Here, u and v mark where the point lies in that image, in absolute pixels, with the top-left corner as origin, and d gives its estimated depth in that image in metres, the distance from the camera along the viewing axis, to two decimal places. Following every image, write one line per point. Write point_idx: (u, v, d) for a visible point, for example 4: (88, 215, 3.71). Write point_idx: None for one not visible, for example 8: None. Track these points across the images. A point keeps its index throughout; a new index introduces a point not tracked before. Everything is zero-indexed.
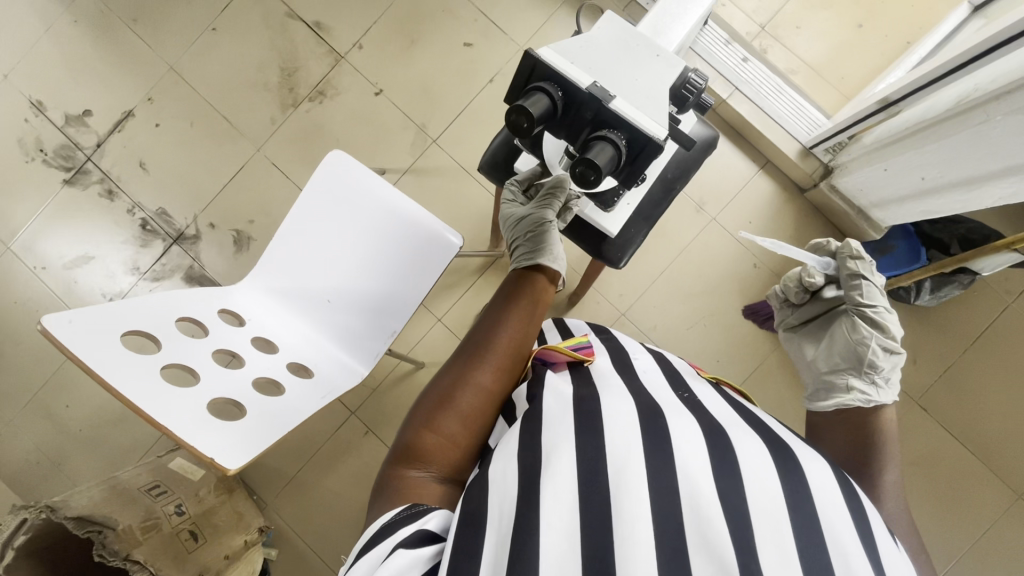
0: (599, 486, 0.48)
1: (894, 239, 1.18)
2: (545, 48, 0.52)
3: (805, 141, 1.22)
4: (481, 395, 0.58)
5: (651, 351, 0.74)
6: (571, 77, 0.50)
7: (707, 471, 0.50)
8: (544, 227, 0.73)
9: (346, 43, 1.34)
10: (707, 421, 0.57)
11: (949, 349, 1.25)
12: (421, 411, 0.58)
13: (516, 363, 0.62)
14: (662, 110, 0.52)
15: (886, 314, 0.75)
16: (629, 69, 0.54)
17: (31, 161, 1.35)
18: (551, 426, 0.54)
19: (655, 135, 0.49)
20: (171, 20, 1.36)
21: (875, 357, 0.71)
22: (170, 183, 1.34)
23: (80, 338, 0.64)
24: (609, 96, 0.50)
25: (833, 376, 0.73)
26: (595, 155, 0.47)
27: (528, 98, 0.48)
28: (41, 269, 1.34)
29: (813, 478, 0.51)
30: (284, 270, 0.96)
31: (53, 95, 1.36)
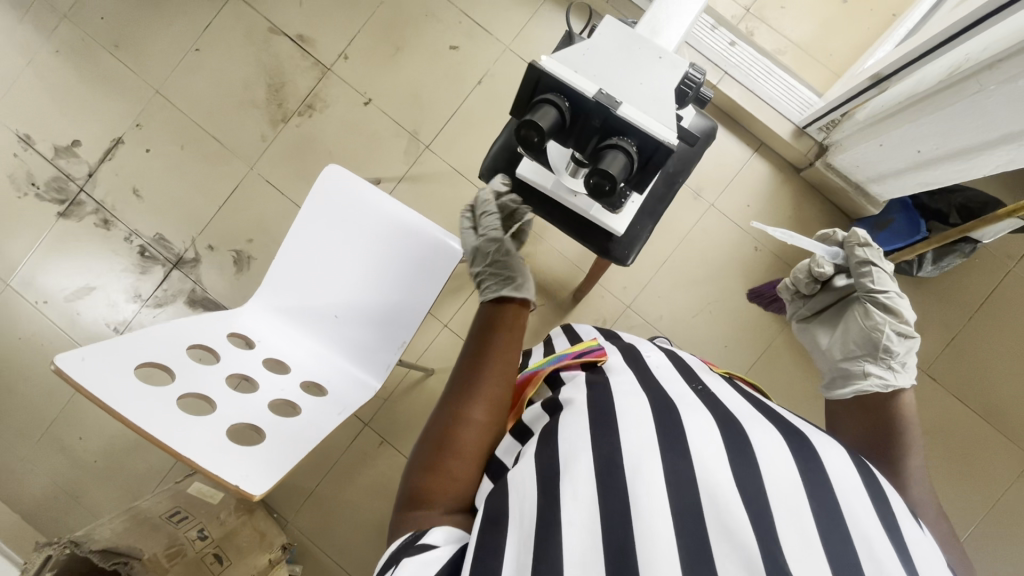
0: (617, 482, 0.49)
1: (891, 213, 1.19)
2: (549, 59, 0.54)
3: (798, 121, 1.22)
4: (476, 426, 0.56)
5: (661, 347, 0.74)
6: (577, 87, 0.52)
7: (724, 460, 0.50)
8: (506, 256, 0.71)
9: (331, 55, 1.33)
10: (721, 413, 0.57)
11: (956, 318, 1.26)
12: (421, 458, 0.56)
13: (508, 385, 0.60)
14: (668, 111, 0.54)
15: (898, 299, 0.75)
16: (632, 72, 0.55)
17: (24, 195, 1.35)
18: (566, 426, 0.54)
19: (664, 142, 0.51)
20: (153, 43, 1.35)
21: (890, 342, 0.72)
22: (166, 208, 1.34)
23: (95, 375, 0.63)
24: (616, 103, 0.52)
25: (849, 363, 0.74)
26: (606, 165, 0.50)
27: (537, 111, 0.51)
28: (43, 303, 1.33)
29: (830, 463, 0.52)
30: (290, 289, 0.96)
31: (40, 128, 1.35)
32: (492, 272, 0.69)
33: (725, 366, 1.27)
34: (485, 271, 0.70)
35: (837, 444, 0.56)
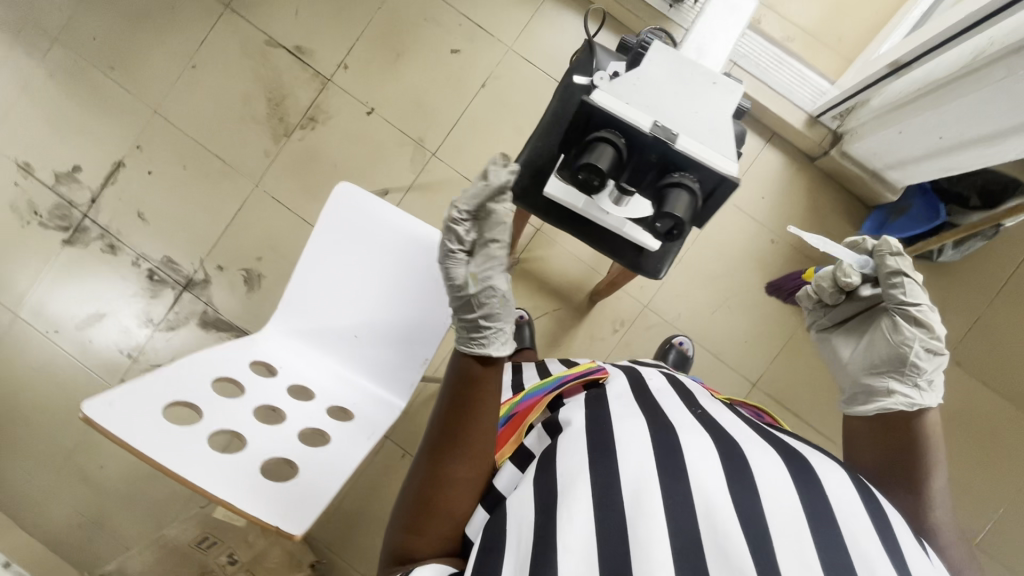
0: (614, 507, 0.50)
1: (910, 198, 1.18)
2: (601, 92, 0.55)
3: (812, 110, 1.20)
4: (458, 484, 0.57)
5: (665, 374, 0.76)
6: (633, 123, 0.53)
7: (721, 485, 0.50)
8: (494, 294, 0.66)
9: (330, 65, 1.30)
10: (721, 437, 0.57)
11: (977, 301, 1.24)
12: (405, 510, 0.58)
13: (490, 438, 0.58)
14: (725, 140, 0.55)
15: (929, 313, 0.71)
16: (688, 101, 0.57)
17: (28, 224, 1.33)
18: (564, 453, 0.55)
19: (726, 175, 0.52)
20: (148, 62, 1.32)
21: (920, 361, 0.69)
22: (172, 230, 1.32)
23: (125, 420, 0.63)
24: (674, 137, 0.53)
25: (874, 379, 0.72)
26: (671, 203, 0.51)
27: (595, 152, 0.51)
28: (53, 333, 1.32)
29: (830, 486, 0.53)
30: (309, 311, 0.95)
31: (39, 155, 1.32)
32: (485, 322, 0.63)
33: (745, 360, 1.26)
34: (477, 319, 0.63)
35: (839, 467, 0.57)
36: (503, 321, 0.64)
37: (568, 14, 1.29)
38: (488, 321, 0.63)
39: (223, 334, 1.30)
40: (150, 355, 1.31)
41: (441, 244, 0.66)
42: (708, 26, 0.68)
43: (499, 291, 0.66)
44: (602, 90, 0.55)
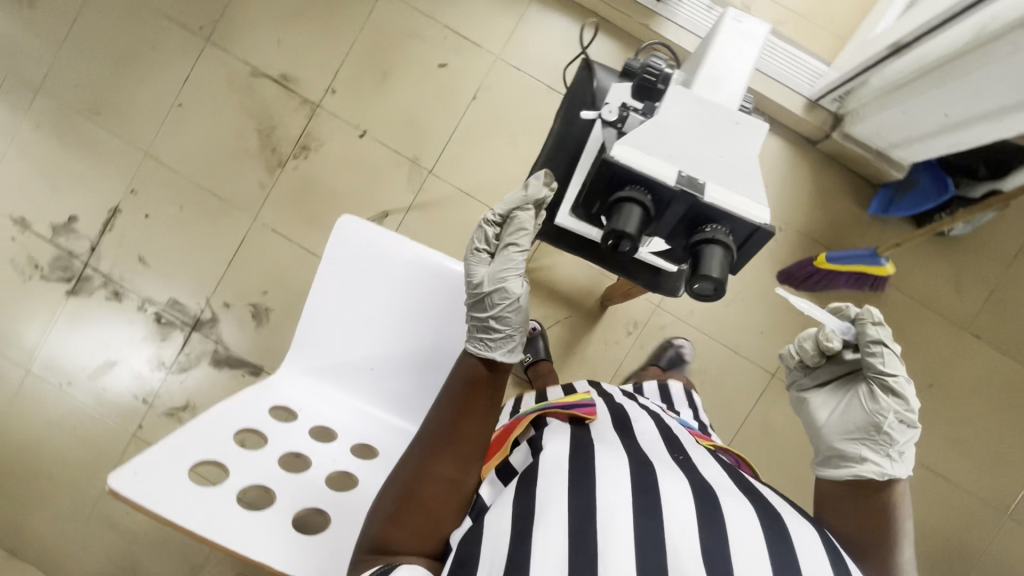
0: (588, 532, 0.52)
1: (916, 174, 1.16)
2: (621, 144, 0.52)
3: (810, 94, 1.18)
4: (442, 483, 0.60)
5: (651, 416, 0.78)
6: (659, 177, 0.50)
7: (692, 529, 0.53)
8: (507, 297, 0.69)
9: (318, 91, 1.29)
10: (699, 482, 0.60)
11: (991, 272, 1.23)
12: (387, 505, 0.61)
13: (477, 444, 0.63)
14: (755, 183, 0.53)
15: (907, 388, 0.71)
16: (710, 145, 0.55)
17: (31, 278, 1.32)
18: (545, 477, 0.57)
19: (758, 225, 0.50)
20: (134, 104, 1.30)
21: (893, 433, 0.69)
22: (176, 271, 1.31)
23: (153, 488, 0.63)
24: (701, 188, 0.51)
25: (845, 444, 0.72)
26: (707, 262, 0.48)
27: (622, 216, 0.49)
28: (67, 385, 1.32)
29: (799, 539, 0.56)
30: (324, 349, 0.93)
31: (34, 208, 1.31)
32: (494, 320, 0.68)
33: (760, 352, 1.25)
34: (488, 316, 0.68)
35: (807, 523, 0.60)
36: (510, 322, 0.68)
37: (553, 18, 1.27)
38: (497, 320, 0.68)
39: (236, 371, 1.30)
40: (166, 398, 1.30)
41: (469, 242, 0.76)
42: (722, 57, 0.63)
43: (512, 295, 0.69)
44: (625, 139, 0.53)
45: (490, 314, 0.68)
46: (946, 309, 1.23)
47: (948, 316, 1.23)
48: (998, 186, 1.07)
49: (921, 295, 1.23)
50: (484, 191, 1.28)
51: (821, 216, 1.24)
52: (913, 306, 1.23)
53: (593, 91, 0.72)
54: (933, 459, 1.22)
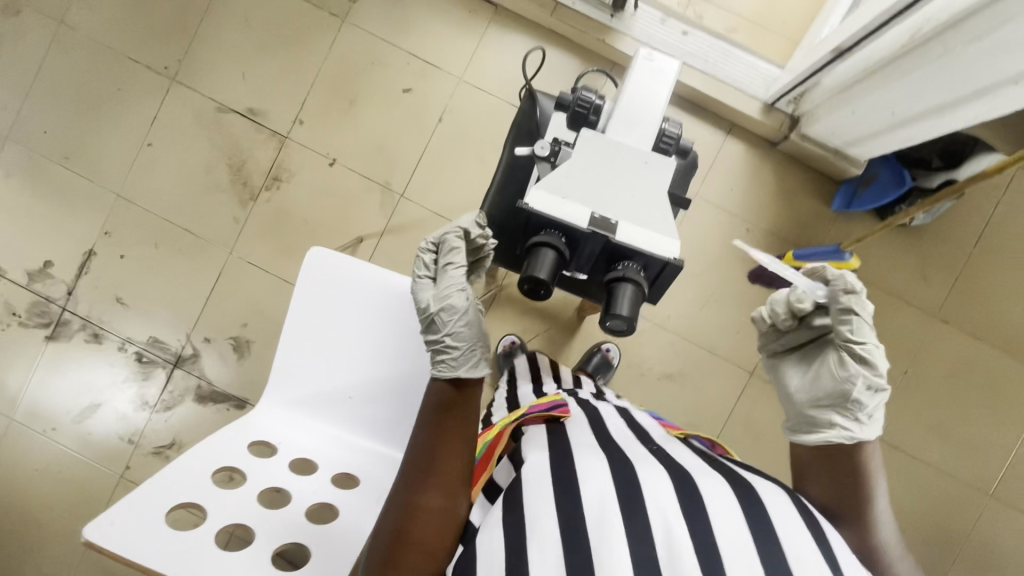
0: (580, 534, 0.52)
1: (876, 168, 1.19)
2: (539, 193, 0.63)
3: (765, 97, 1.20)
4: (433, 517, 0.59)
5: (619, 413, 0.80)
6: (572, 223, 0.62)
7: (679, 513, 0.54)
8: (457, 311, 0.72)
9: (285, 122, 1.30)
10: (676, 470, 0.61)
11: (956, 258, 1.26)
12: (378, 551, 0.59)
13: (463, 470, 0.63)
14: (663, 213, 0.66)
15: (873, 351, 0.70)
16: (626, 184, 0.67)
17: (8, 326, 1.32)
18: (529, 481, 0.58)
19: (661, 259, 0.62)
20: (103, 146, 1.31)
21: (861, 399, 0.69)
22: (154, 310, 1.31)
23: (130, 536, 0.65)
24: (612, 226, 0.62)
25: (816, 412, 0.72)
26: (617, 298, 0.59)
27: (540, 260, 0.60)
28: (51, 431, 1.31)
29: (779, 514, 0.57)
30: (299, 379, 0.94)
31: (7, 255, 1.31)
32: (450, 337, 0.70)
33: (738, 351, 1.27)
34: (443, 334, 0.71)
35: (784, 492, 0.62)
36: (466, 337, 0.71)
37: (512, 37, 1.30)
38: (452, 337, 0.70)
39: (220, 405, 1.30)
40: (151, 437, 1.30)
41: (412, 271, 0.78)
42: (636, 100, 0.71)
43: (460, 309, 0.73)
44: (542, 189, 0.64)
45: (445, 332, 0.71)
46: (915, 297, 1.26)
47: (918, 304, 1.26)
48: (953, 176, 1.10)
49: (890, 285, 1.26)
50: (456, 211, 1.30)
51: (787, 214, 1.27)
52: (884, 296, 1.26)
53: (537, 118, 0.83)
54: (913, 445, 1.24)
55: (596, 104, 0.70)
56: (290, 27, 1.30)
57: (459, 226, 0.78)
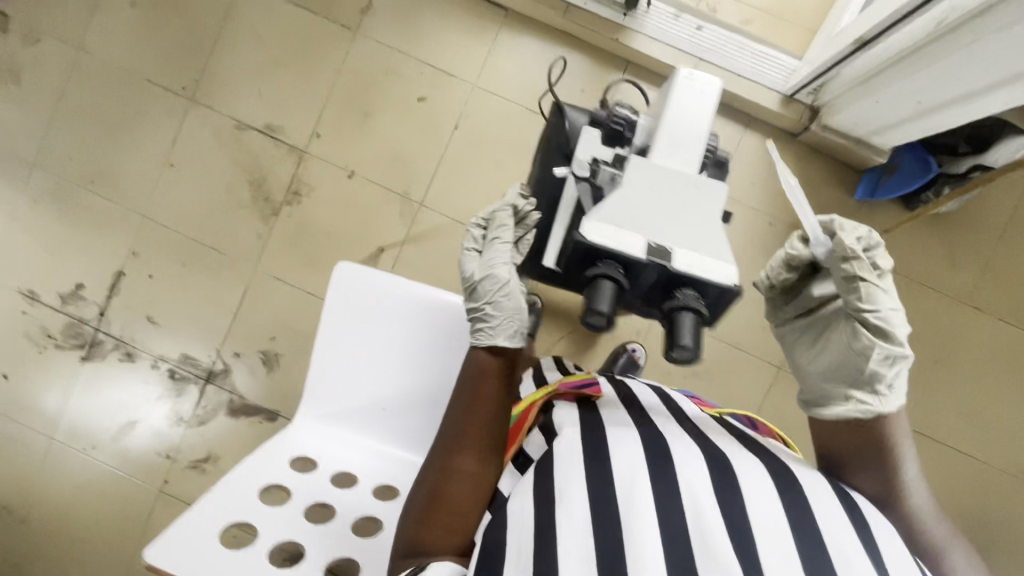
0: (611, 511, 0.54)
1: (899, 155, 1.17)
2: (592, 220, 0.57)
3: (784, 89, 1.19)
4: (465, 479, 0.64)
5: (652, 389, 0.81)
6: (628, 253, 0.56)
7: (708, 488, 0.56)
8: (503, 285, 0.72)
9: (303, 136, 1.31)
10: (708, 447, 0.63)
11: (985, 243, 1.24)
12: (416, 509, 0.65)
13: (493, 440, 0.67)
14: (720, 241, 0.57)
15: (890, 315, 0.63)
16: (678, 209, 0.58)
17: (45, 348, 1.35)
18: (562, 455, 0.60)
19: (725, 286, 0.55)
20: (127, 169, 1.33)
21: (880, 369, 0.63)
22: (184, 327, 1.34)
23: (186, 557, 0.68)
24: (669, 256, 0.56)
25: (830, 384, 0.67)
26: (679, 330, 0.55)
27: (599, 294, 0.54)
28: (91, 448, 1.34)
29: (809, 490, 0.59)
30: (334, 392, 0.95)
31: (41, 280, 1.34)
32: (491, 309, 0.72)
33: (765, 345, 1.26)
34: (485, 305, 0.72)
35: (816, 470, 0.63)
36: (507, 309, 0.72)
37: (525, 41, 1.29)
38: (494, 307, 0.72)
39: (253, 417, 1.32)
40: (188, 452, 1.33)
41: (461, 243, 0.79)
42: (676, 123, 0.61)
43: (505, 283, 0.73)
44: (595, 218, 0.57)
45: (487, 303, 0.72)
46: (944, 283, 1.24)
47: (947, 291, 1.24)
48: (983, 160, 1.05)
49: (918, 272, 1.24)
50: (476, 217, 1.30)
51: (809, 205, 1.26)
52: (912, 284, 1.24)
53: (567, 127, 0.84)
54: (947, 433, 1.23)
55: (632, 120, 0.69)
56: (304, 43, 1.31)
57: (510, 201, 0.79)
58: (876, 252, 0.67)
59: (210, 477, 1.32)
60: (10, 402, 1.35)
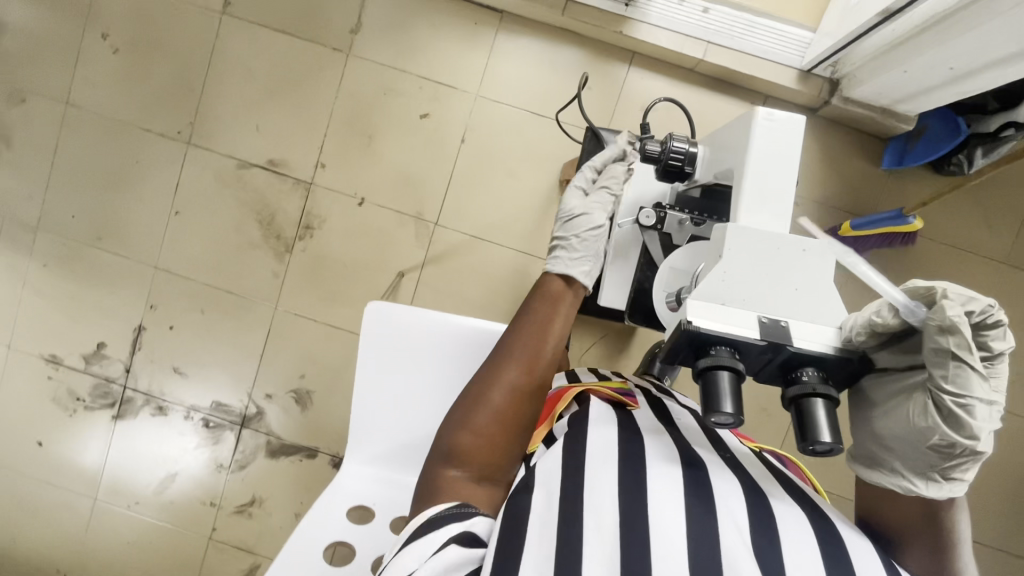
0: (640, 522, 0.50)
1: (925, 119, 1.13)
2: (694, 302, 0.50)
3: (801, 65, 1.16)
4: (508, 391, 0.62)
5: (687, 408, 0.71)
6: (741, 334, 0.49)
7: (745, 536, 0.50)
8: (597, 226, 0.74)
9: (308, 168, 1.27)
10: (749, 481, 0.57)
11: (1019, 200, 1.20)
12: (456, 414, 0.63)
13: (541, 361, 0.65)
14: (832, 306, 0.51)
15: (980, 411, 0.46)
16: (782, 277, 0.52)
17: (74, 411, 1.33)
18: (590, 459, 0.55)
19: (842, 352, 0.49)
20: (132, 221, 1.30)
21: (939, 459, 0.48)
22: (213, 375, 1.32)
23: None
24: (786, 330, 0.49)
25: (877, 446, 0.53)
26: (817, 419, 0.45)
27: (721, 387, 0.46)
28: (135, 504, 1.33)
29: (854, 547, 0.52)
30: (378, 437, 0.90)
31: (62, 343, 1.32)
32: (576, 240, 0.73)
33: None
34: (570, 235, 0.74)
35: (867, 540, 0.54)
36: (587, 246, 0.73)
37: (524, 43, 1.24)
38: (578, 240, 0.73)
39: (293, 457, 1.31)
40: (231, 498, 1.32)
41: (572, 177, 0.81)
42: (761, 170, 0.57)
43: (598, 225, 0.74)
44: (667, 266, 0.68)
45: (571, 235, 0.74)
46: (981, 245, 1.20)
47: (984, 253, 1.20)
48: (1015, 117, 1.00)
49: (952, 237, 1.20)
50: (494, 230, 1.27)
51: (835, 180, 1.22)
52: (947, 249, 1.20)
53: None
54: None
55: (691, 153, 0.68)
56: (297, 72, 1.27)
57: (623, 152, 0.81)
58: (996, 331, 0.47)
59: (258, 520, 1.31)
60: (46, 468, 1.33)
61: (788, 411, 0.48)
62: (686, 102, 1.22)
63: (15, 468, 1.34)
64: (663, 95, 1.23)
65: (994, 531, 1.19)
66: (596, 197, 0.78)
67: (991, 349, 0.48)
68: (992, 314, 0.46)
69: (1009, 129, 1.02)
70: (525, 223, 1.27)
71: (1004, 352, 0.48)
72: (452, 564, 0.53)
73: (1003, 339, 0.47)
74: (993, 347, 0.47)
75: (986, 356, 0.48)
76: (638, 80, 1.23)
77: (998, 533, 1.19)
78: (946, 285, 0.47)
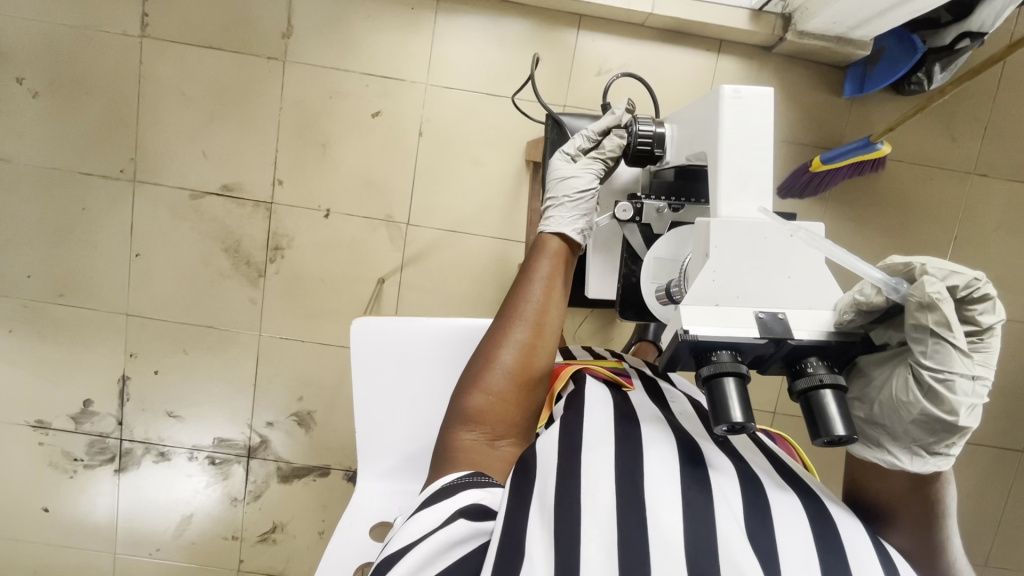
0: (638, 506, 0.49)
1: (882, 41, 1.12)
2: (687, 307, 0.50)
3: (752, 4, 1.13)
4: (518, 351, 0.63)
5: (680, 391, 0.70)
6: (741, 336, 0.48)
7: (738, 519, 0.50)
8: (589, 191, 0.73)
9: (265, 188, 1.22)
10: (743, 466, 0.56)
11: (980, 108, 1.20)
12: (467, 377, 0.63)
13: (547, 320, 0.65)
14: (829, 288, 0.51)
15: (961, 385, 0.45)
16: (774, 266, 0.51)
17: (74, 472, 1.29)
18: (588, 445, 0.54)
19: (829, 333, 0.49)
20: (92, 271, 1.25)
21: (921, 432, 0.48)
22: (209, 411, 1.29)
23: None
24: (788, 327, 0.48)
25: (867, 424, 0.52)
26: (825, 415, 0.45)
27: (724, 392, 0.46)
28: (156, 551, 1.32)
29: (844, 526, 0.51)
30: (385, 451, 0.85)
31: (45, 407, 1.28)
32: (567, 201, 0.73)
33: None
34: (562, 195, 0.73)
35: (856, 517, 0.53)
36: (581, 207, 0.73)
37: (467, 20, 1.19)
38: (570, 198, 0.73)
39: (306, 478, 1.30)
40: (252, 528, 1.31)
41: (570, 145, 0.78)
42: (735, 153, 0.55)
43: (587, 189, 0.73)
44: (652, 257, 0.67)
45: (563, 195, 0.73)
46: (949, 159, 1.21)
47: (953, 167, 1.21)
48: (968, 26, 0.99)
49: (921, 155, 1.21)
50: (466, 220, 1.25)
51: (800, 116, 1.21)
52: (916, 168, 1.21)
53: None
54: None
55: (658, 134, 0.69)
56: (236, 88, 1.20)
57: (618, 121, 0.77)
58: (986, 303, 0.46)
59: (284, 545, 1.31)
60: (58, 533, 1.31)
61: (797, 403, 0.48)
62: (641, 60, 1.19)
63: (26, 537, 1.31)
64: (617, 55, 1.19)
65: (990, 432, 1.24)
66: (586, 162, 0.76)
67: (978, 324, 0.47)
68: (977, 288, 0.45)
69: (964, 40, 1.02)
70: (498, 209, 1.24)
71: (994, 327, 0.47)
72: (461, 537, 0.52)
73: (991, 313, 0.46)
74: (980, 322, 0.46)
75: (973, 331, 0.47)
76: (590, 44, 1.19)
77: (995, 432, 1.24)
78: (924, 261, 0.46)
